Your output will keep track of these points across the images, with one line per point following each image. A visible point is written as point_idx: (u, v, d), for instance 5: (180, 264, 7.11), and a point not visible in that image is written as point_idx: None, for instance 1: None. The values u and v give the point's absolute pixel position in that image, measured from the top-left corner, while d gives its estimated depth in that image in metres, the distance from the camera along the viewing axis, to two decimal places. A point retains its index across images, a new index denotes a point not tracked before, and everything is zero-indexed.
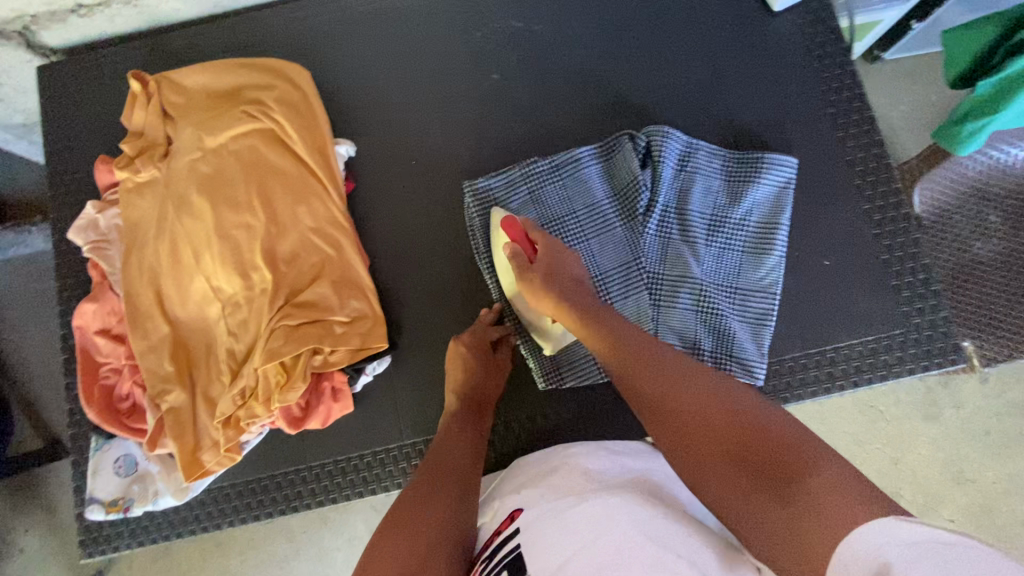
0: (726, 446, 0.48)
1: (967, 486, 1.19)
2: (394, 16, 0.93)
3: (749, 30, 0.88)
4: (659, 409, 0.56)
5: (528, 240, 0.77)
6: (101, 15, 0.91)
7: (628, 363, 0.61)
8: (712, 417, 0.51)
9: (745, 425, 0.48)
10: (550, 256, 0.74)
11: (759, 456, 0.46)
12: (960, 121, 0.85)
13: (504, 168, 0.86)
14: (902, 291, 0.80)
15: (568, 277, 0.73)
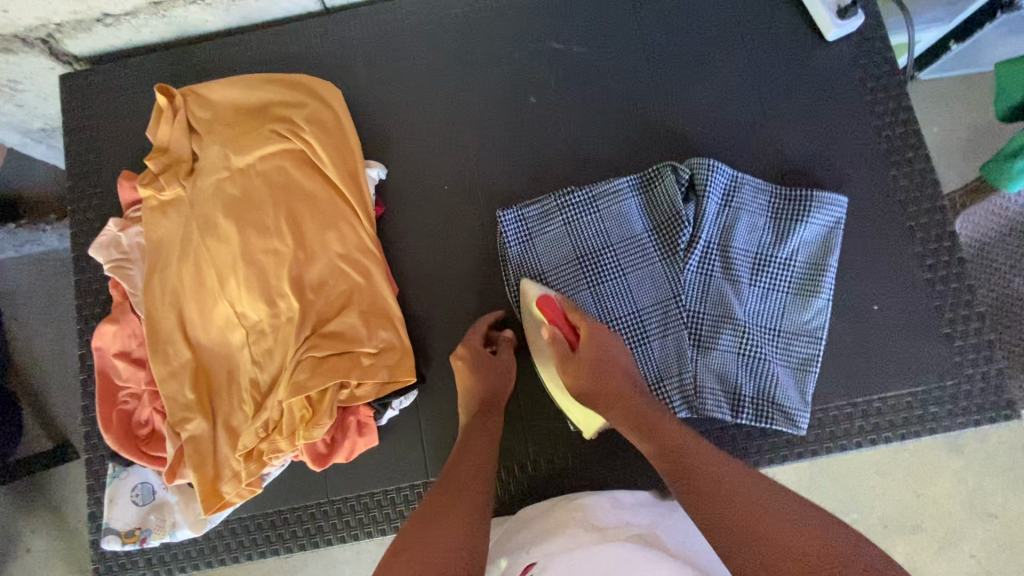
0: (799, 560, 0.49)
1: (990, 522, 1.16)
2: (430, 33, 0.90)
3: (800, 58, 0.84)
4: (722, 510, 0.56)
5: (565, 319, 0.75)
6: (129, 24, 0.89)
7: (688, 470, 0.61)
8: (785, 535, 0.52)
9: (822, 543, 0.50)
10: (592, 351, 0.72)
11: (835, 575, 0.47)
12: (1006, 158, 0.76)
13: (539, 197, 0.83)
14: (954, 340, 0.76)
15: (618, 375, 0.72)
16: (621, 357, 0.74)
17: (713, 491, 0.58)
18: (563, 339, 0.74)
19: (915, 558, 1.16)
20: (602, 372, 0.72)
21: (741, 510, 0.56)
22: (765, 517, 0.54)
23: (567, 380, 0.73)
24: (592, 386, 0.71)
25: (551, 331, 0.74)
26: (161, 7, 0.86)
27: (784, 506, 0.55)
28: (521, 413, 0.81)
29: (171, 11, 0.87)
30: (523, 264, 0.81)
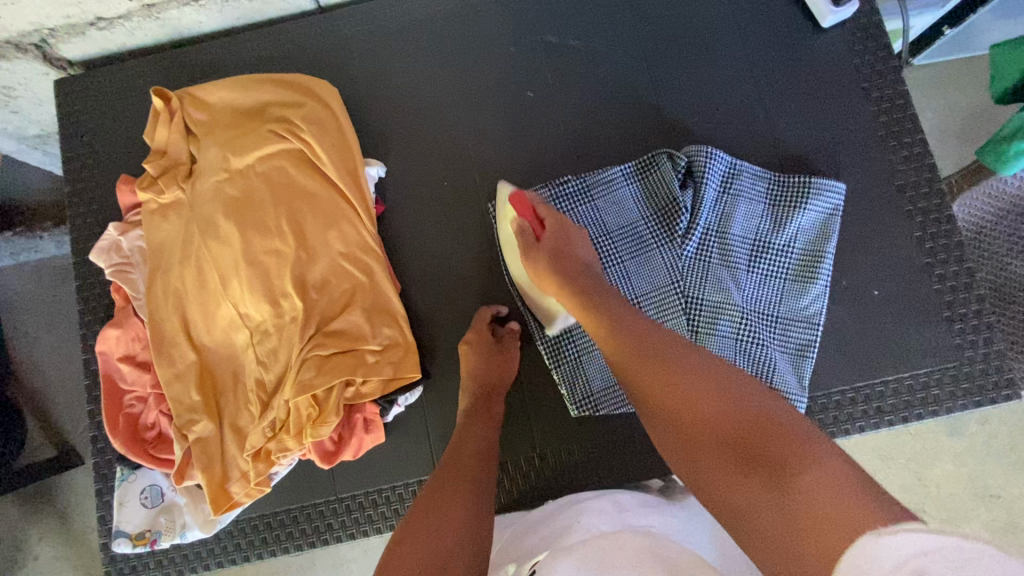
0: (727, 440, 0.50)
1: (992, 502, 1.17)
2: (425, 29, 0.89)
3: (795, 46, 0.85)
4: (666, 413, 0.56)
5: (535, 214, 0.77)
6: (122, 28, 0.88)
7: (641, 356, 0.61)
8: (717, 415, 0.52)
9: (756, 418, 0.50)
10: (558, 236, 0.74)
11: (761, 450, 0.48)
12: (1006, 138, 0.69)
13: (536, 185, 0.84)
14: (954, 322, 0.77)
15: (577, 261, 0.72)
16: (577, 246, 0.74)
17: (655, 386, 0.58)
18: (530, 231, 0.76)
19: None
20: (561, 258, 0.72)
21: (682, 399, 0.55)
22: (703, 404, 0.54)
23: (531, 265, 0.73)
24: (555, 273, 0.71)
25: (520, 223, 0.76)
26: (154, 9, 0.86)
27: (720, 381, 0.54)
28: (525, 406, 0.81)
29: (164, 13, 0.87)
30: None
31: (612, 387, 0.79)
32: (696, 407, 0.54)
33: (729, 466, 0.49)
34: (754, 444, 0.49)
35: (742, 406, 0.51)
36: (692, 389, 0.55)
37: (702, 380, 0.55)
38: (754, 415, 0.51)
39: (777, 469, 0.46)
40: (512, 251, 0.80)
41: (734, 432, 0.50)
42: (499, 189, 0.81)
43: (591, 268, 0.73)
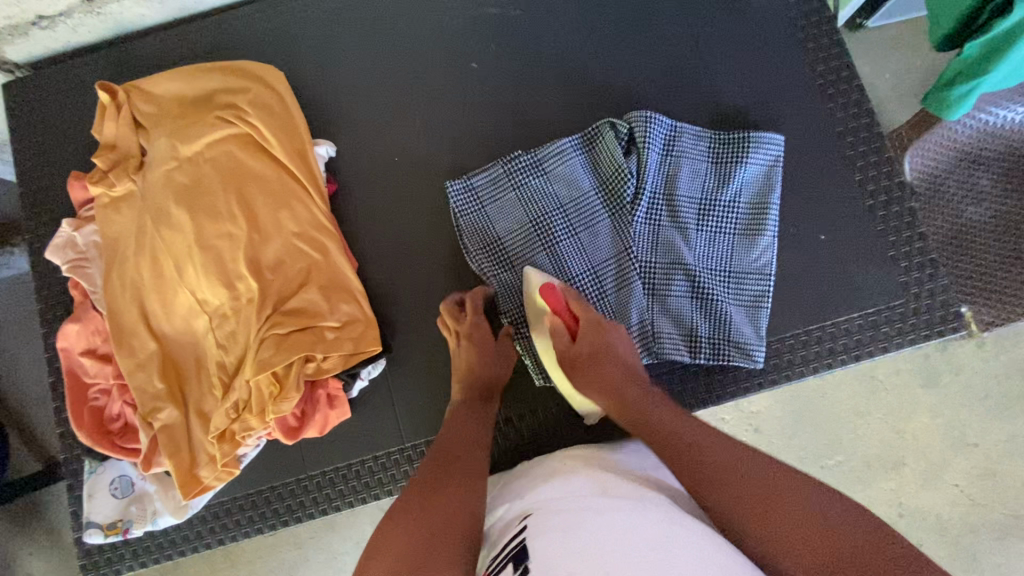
0: (823, 556, 0.49)
1: (970, 450, 1.19)
2: (367, 10, 0.90)
3: (731, 3, 0.86)
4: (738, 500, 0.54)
5: (568, 309, 0.76)
6: (65, 26, 0.88)
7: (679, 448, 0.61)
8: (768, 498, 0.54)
9: (830, 527, 0.50)
10: (592, 334, 0.73)
11: (850, 564, 0.48)
12: (945, 86, 0.82)
13: (487, 163, 0.85)
14: (899, 261, 0.79)
15: (617, 366, 0.72)
16: (615, 343, 0.74)
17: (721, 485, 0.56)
18: (563, 328, 0.75)
19: (901, 493, 1.20)
20: (601, 361, 0.72)
21: (763, 501, 0.54)
22: (789, 509, 0.52)
23: (570, 374, 0.73)
24: (597, 376, 0.71)
25: (552, 321, 0.75)
26: (95, 4, 0.86)
27: (792, 489, 0.54)
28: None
29: (105, 8, 0.87)
30: (476, 232, 0.82)
31: None
32: (772, 503, 0.53)
33: (827, 574, 0.48)
34: (849, 560, 0.48)
35: (835, 523, 0.51)
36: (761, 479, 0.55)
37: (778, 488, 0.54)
38: (825, 527, 0.50)
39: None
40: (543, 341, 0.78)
41: (820, 547, 0.49)
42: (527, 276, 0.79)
43: (628, 365, 0.73)
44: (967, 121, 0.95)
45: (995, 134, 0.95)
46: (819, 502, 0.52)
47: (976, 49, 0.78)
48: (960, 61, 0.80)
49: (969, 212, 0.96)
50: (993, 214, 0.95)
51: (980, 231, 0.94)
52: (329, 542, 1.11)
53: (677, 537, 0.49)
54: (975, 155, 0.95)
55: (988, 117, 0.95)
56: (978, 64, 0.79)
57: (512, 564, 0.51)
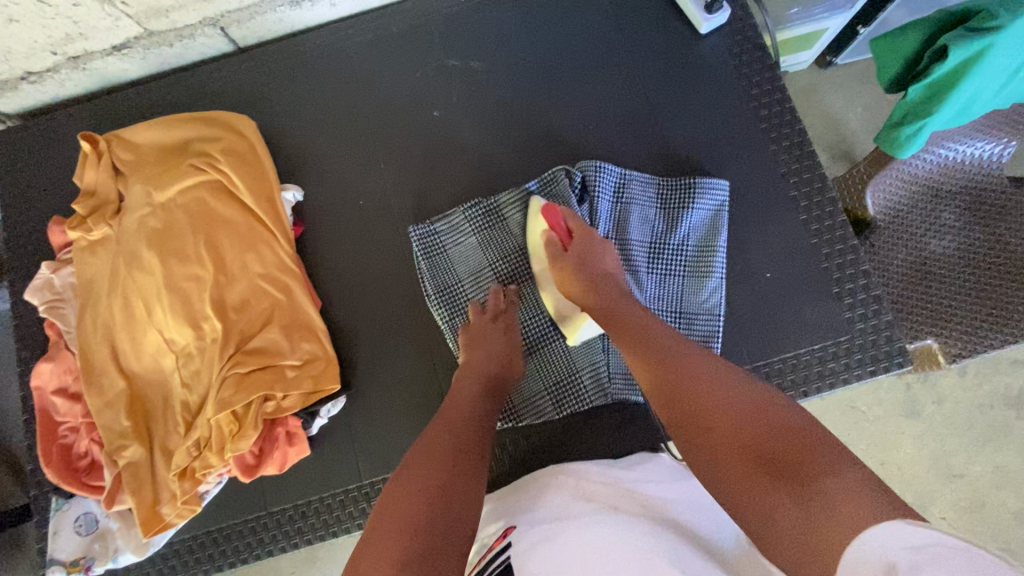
0: (754, 448, 0.48)
1: (957, 481, 1.18)
2: (337, 61, 0.95)
3: (680, 51, 0.90)
4: (688, 418, 0.55)
5: (565, 228, 0.80)
6: (52, 80, 0.94)
7: (655, 362, 0.61)
8: (725, 406, 0.53)
9: (774, 422, 0.49)
10: (585, 244, 0.77)
11: (780, 456, 0.46)
12: (895, 126, 0.76)
13: (451, 210, 0.88)
14: (844, 298, 0.81)
15: (595, 271, 0.75)
16: (604, 259, 0.77)
17: (672, 393, 0.57)
18: (557, 242, 0.79)
19: None
20: (588, 266, 0.75)
21: (705, 408, 0.54)
22: (720, 411, 0.53)
23: (561, 282, 0.77)
24: (581, 278, 0.75)
25: (549, 235, 0.80)
26: (80, 61, 0.92)
27: (743, 395, 0.53)
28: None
29: (90, 64, 0.93)
30: (437, 276, 0.86)
31: (534, 396, 0.82)
32: (720, 411, 0.53)
33: (749, 469, 0.48)
34: (779, 451, 0.47)
35: (773, 420, 0.49)
36: (712, 397, 0.54)
37: (733, 403, 0.53)
38: (762, 425, 0.49)
39: (793, 477, 0.44)
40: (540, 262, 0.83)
41: (754, 436, 0.49)
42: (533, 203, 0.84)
43: (614, 280, 0.75)
44: (928, 155, 0.80)
45: (956, 168, 0.81)
46: (777, 411, 0.50)
47: (921, 89, 0.73)
48: (906, 103, 0.74)
49: (933, 246, 0.80)
50: (961, 249, 0.79)
51: (944, 268, 0.78)
52: None
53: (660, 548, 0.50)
54: (939, 188, 0.81)
55: (950, 150, 0.80)
56: (923, 103, 0.74)
57: None
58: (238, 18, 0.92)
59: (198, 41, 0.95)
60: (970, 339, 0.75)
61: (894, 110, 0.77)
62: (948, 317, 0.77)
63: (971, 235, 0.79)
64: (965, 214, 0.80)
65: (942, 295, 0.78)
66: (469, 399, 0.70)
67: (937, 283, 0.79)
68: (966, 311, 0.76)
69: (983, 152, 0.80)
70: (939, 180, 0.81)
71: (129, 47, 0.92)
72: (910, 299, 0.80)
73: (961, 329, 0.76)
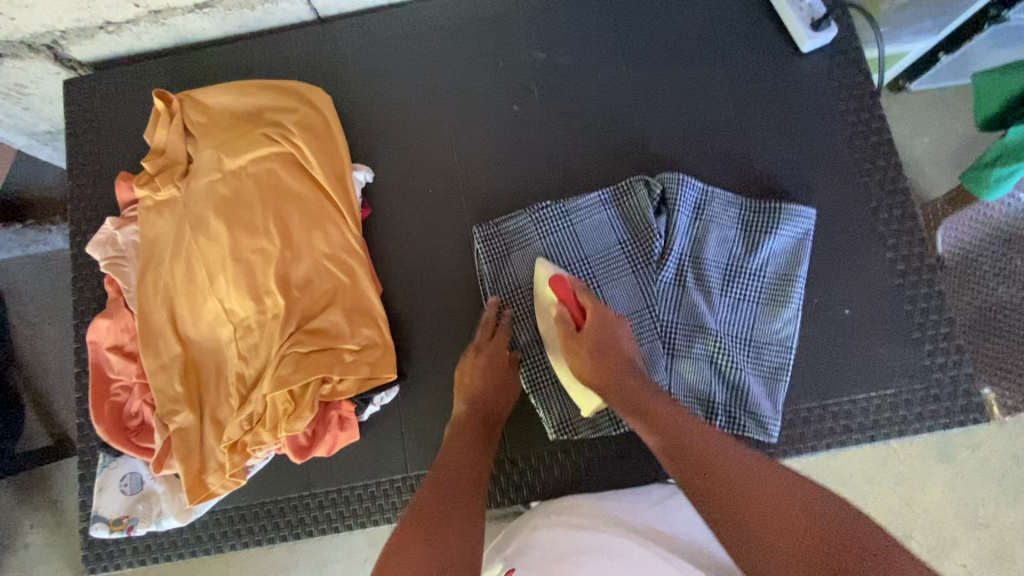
0: (803, 543, 0.51)
1: (982, 531, 1.15)
2: (419, 42, 0.93)
3: (777, 67, 0.86)
4: (734, 511, 0.55)
5: (574, 300, 0.76)
6: (129, 32, 0.93)
7: (701, 468, 0.60)
8: (778, 513, 0.53)
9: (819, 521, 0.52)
10: (599, 331, 0.74)
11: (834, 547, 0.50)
12: (987, 166, 0.83)
13: (516, 212, 0.86)
14: (924, 343, 0.78)
15: (618, 356, 0.73)
16: (619, 336, 0.75)
17: (714, 486, 0.57)
18: (569, 319, 0.75)
19: None
20: (604, 353, 0.72)
21: (751, 499, 0.55)
22: (771, 504, 0.54)
23: (574, 363, 0.73)
24: (597, 361, 0.72)
25: (558, 311, 0.75)
26: (161, 16, 0.90)
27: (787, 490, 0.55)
28: (503, 423, 0.82)
29: (169, 19, 0.91)
30: (500, 278, 0.83)
31: (590, 410, 0.80)
32: (762, 505, 0.54)
33: (801, 560, 0.50)
34: (832, 552, 0.49)
35: (811, 511, 0.53)
36: (760, 495, 0.55)
37: (780, 494, 0.55)
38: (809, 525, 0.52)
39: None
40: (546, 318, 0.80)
41: (806, 532, 0.51)
42: (538, 269, 0.81)
43: (630, 361, 0.73)
44: None
45: None
46: (818, 504, 0.53)
47: None
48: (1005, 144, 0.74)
49: None
50: None
51: None
52: (319, 546, 1.11)
53: None
54: None
55: None
56: None
57: None
58: None
59: (280, 7, 0.92)
60: None
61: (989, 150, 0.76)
62: None
63: None
64: None
65: None
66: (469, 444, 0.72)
67: None
68: None
69: None
70: None
71: (211, 6, 0.90)
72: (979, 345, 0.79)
73: None
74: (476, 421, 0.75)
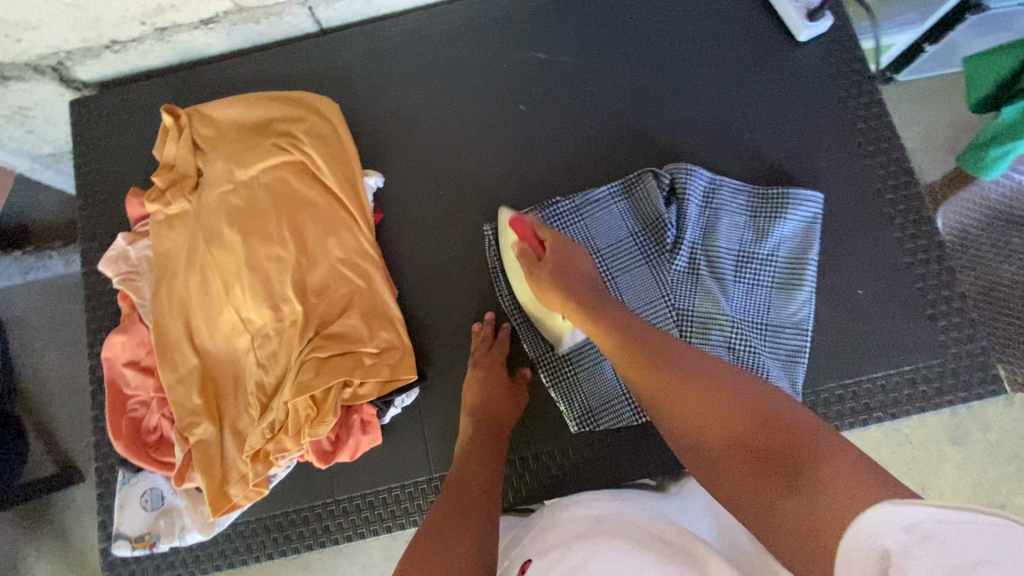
0: (749, 440, 0.51)
1: (999, 512, 1.15)
2: (422, 48, 0.94)
3: (775, 58, 0.88)
4: (686, 413, 0.56)
5: (535, 236, 0.79)
6: (135, 51, 0.93)
7: (651, 376, 0.61)
8: (728, 413, 0.53)
9: (772, 417, 0.51)
10: (560, 252, 0.76)
11: (780, 451, 0.48)
12: (983, 146, 0.89)
13: (527, 210, 0.86)
14: (938, 320, 0.79)
15: (580, 275, 0.75)
16: (580, 262, 0.77)
17: (667, 392, 0.58)
18: (531, 252, 0.78)
19: None
20: (568, 273, 0.75)
21: (697, 399, 0.56)
22: (722, 400, 0.54)
23: (540, 289, 0.76)
24: (561, 285, 0.73)
25: (522, 246, 0.78)
26: (167, 33, 0.91)
27: (740, 391, 0.55)
28: (523, 421, 0.82)
29: (175, 36, 0.92)
30: None
31: (611, 402, 0.80)
32: (704, 404, 0.55)
33: (750, 468, 0.50)
34: (777, 445, 0.49)
35: (760, 411, 0.52)
36: (708, 398, 0.55)
37: (729, 395, 0.55)
38: (766, 417, 0.51)
39: (794, 470, 0.46)
40: (514, 272, 0.82)
41: (751, 432, 0.51)
42: (501, 217, 0.84)
43: (591, 281, 0.75)
44: None
45: None
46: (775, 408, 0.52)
47: (1014, 113, 0.84)
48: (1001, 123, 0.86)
49: None
50: None
51: None
52: (333, 561, 1.09)
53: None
54: None
55: None
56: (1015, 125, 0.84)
57: None
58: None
59: (284, 20, 0.94)
60: None
61: (990, 126, 0.88)
62: None
63: None
64: None
65: None
66: (482, 453, 0.72)
67: None
68: None
69: None
70: None
71: (216, 21, 0.91)
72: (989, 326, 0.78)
73: None
74: (483, 432, 0.75)
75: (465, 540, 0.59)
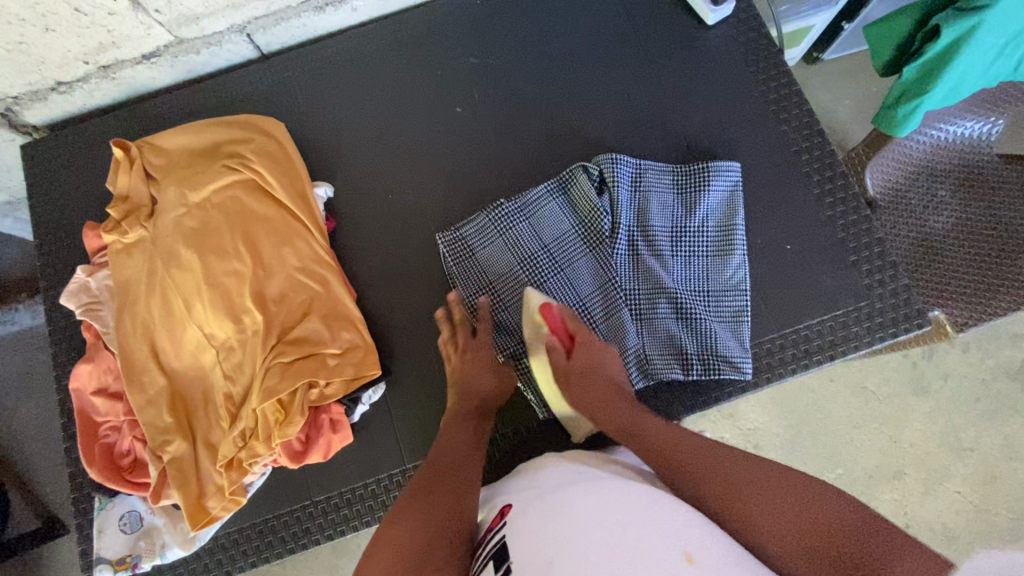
0: (822, 547, 0.53)
1: (968, 456, 1.19)
2: (360, 64, 0.99)
3: (688, 42, 0.95)
4: (729, 497, 0.59)
5: (566, 331, 0.80)
6: (81, 90, 0.96)
7: (704, 477, 0.61)
8: (787, 513, 0.55)
9: (832, 519, 0.54)
10: (589, 354, 0.78)
11: (851, 554, 0.51)
12: (891, 106, 0.82)
13: (474, 215, 0.91)
14: (861, 265, 0.85)
15: (608, 381, 0.76)
16: (609, 365, 0.78)
17: (714, 484, 0.60)
18: (559, 345, 0.80)
19: (904, 503, 1.18)
20: (596, 386, 0.76)
21: (742, 487, 0.59)
22: (773, 498, 0.57)
23: (571, 396, 0.76)
24: (597, 399, 0.75)
25: (550, 341, 0.80)
26: (110, 70, 0.94)
27: (787, 481, 0.58)
28: None
29: (119, 73, 0.96)
30: (468, 277, 0.88)
31: None
32: (757, 489, 0.58)
33: (819, 562, 0.52)
34: (847, 553, 0.51)
35: (827, 518, 0.54)
36: (761, 487, 0.58)
37: (783, 487, 0.58)
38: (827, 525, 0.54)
39: (862, 564, 0.50)
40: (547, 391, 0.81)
41: (814, 527, 0.54)
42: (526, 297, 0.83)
43: (620, 389, 0.76)
44: (919, 135, 0.85)
45: (947, 147, 0.85)
46: (835, 508, 0.55)
47: (916, 70, 0.79)
48: (902, 82, 0.81)
49: (932, 223, 0.84)
50: (959, 223, 0.82)
51: (945, 243, 0.82)
52: None
53: (660, 527, 0.50)
54: (933, 167, 0.85)
55: (939, 132, 0.85)
56: (919, 83, 0.79)
57: (493, 562, 0.54)
58: (265, 24, 0.96)
59: (224, 48, 0.98)
60: (971, 304, 0.78)
61: (892, 90, 0.83)
62: (948, 283, 0.81)
63: (969, 210, 0.83)
64: (959, 190, 0.84)
65: (946, 270, 0.81)
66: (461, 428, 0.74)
67: (939, 259, 0.82)
68: (966, 280, 0.79)
69: (972, 131, 0.85)
70: (932, 159, 0.85)
71: (158, 55, 0.94)
72: (912, 275, 0.84)
73: (965, 299, 0.79)
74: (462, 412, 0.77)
75: (447, 506, 0.63)
